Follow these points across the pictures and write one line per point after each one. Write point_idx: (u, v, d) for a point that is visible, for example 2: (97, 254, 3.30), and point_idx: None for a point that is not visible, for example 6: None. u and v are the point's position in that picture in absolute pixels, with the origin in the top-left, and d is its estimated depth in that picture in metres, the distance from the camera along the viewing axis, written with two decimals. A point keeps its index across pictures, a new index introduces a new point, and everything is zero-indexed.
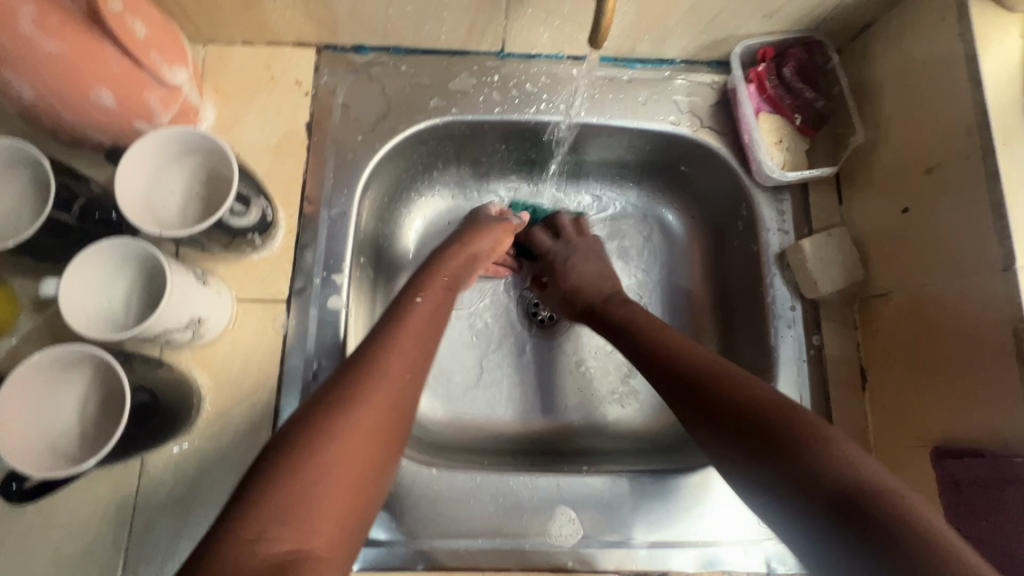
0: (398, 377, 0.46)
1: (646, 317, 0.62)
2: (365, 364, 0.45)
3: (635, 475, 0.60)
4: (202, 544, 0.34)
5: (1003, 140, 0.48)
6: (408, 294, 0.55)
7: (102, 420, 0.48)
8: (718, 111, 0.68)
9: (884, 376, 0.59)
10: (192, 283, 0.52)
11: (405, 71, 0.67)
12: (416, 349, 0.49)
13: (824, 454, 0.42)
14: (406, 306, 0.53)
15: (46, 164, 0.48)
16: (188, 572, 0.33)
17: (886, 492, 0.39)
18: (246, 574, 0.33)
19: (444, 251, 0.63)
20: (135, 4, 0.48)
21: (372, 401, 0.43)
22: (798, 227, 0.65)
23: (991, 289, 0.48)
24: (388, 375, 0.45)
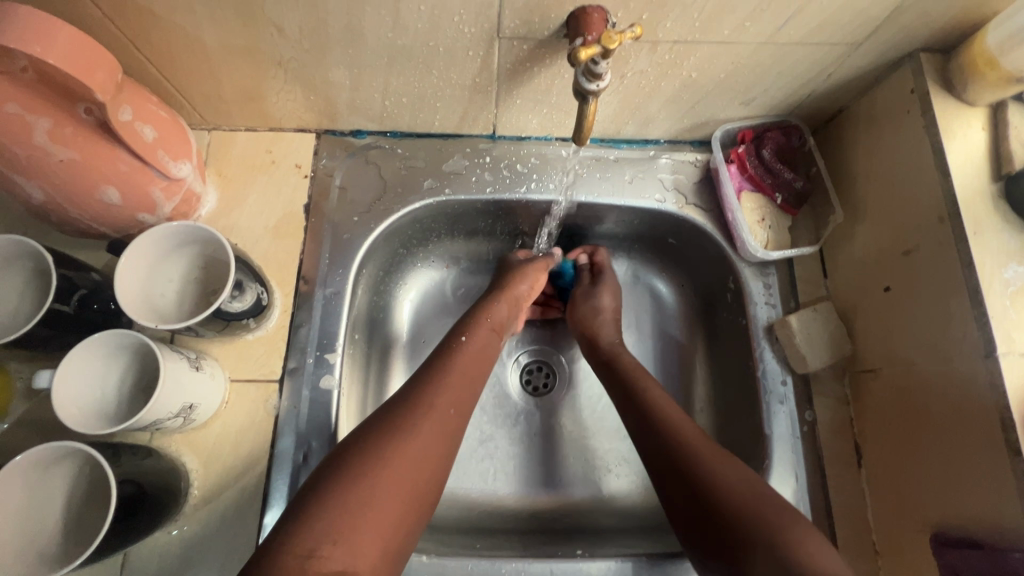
0: (445, 414, 0.50)
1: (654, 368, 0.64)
2: (418, 398, 0.50)
3: (631, 561, 0.59)
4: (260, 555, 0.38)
5: (975, 230, 0.50)
6: (453, 334, 0.59)
7: (87, 514, 0.47)
8: (703, 188, 0.70)
9: (879, 454, 0.58)
10: (186, 369, 0.53)
11: (401, 154, 0.70)
12: (464, 385, 0.54)
13: (789, 541, 0.43)
14: (452, 347, 0.57)
15: (48, 259, 0.49)
16: None
17: None
18: None
19: (489, 297, 0.66)
20: (145, 110, 0.51)
21: (425, 429, 0.48)
22: (785, 301, 0.66)
23: (976, 374, 0.49)
24: (437, 414, 0.50)
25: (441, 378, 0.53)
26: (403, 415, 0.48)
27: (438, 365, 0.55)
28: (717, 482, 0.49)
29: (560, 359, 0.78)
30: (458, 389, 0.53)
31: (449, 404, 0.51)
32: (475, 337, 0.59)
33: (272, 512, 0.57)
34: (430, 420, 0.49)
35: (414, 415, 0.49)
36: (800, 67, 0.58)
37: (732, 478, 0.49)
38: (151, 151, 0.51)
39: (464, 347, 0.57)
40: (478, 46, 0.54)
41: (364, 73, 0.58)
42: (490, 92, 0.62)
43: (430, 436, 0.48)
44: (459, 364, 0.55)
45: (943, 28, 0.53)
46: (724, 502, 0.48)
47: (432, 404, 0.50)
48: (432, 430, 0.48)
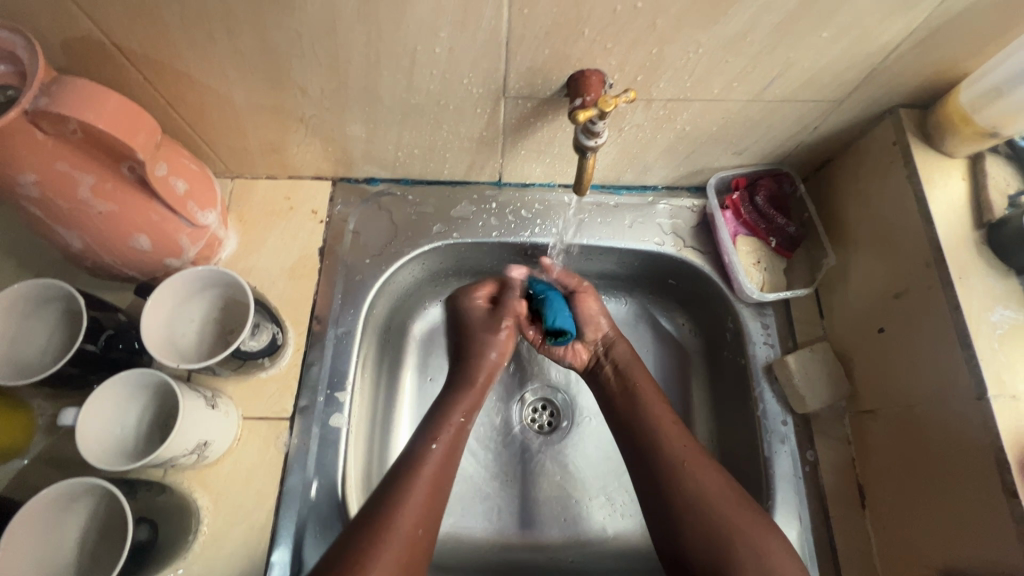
0: (410, 536, 0.50)
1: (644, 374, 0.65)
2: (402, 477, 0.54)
3: None
4: None
5: (960, 275, 0.53)
6: (423, 442, 0.58)
7: (101, 550, 0.48)
8: (700, 231, 0.73)
9: (881, 496, 0.59)
10: (202, 407, 0.55)
11: (412, 200, 0.74)
12: (432, 502, 0.53)
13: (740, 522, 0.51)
14: (423, 457, 0.56)
15: (80, 302, 0.53)
16: None
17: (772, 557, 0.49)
18: None
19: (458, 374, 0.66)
20: (178, 165, 0.56)
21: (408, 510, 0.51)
22: (783, 341, 0.68)
23: (969, 415, 0.50)
24: (405, 532, 0.50)
25: (409, 491, 0.53)
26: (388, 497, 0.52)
27: (410, 470, 0.55)
28: (704, 498, 0.53)
29: (565, 398, 0.79)
30: (432, 502, 0.53)
31: (416, 522, 0.51)
32: (444, 445, 0.58)
33: (280, 552, 0.57)
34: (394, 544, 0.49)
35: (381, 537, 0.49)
36: (787, 121, 0.62)
37: (718, 494, 0.53)
38: (182, 202, 0.55)
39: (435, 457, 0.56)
40: (486, 104, 0.58)
41: (379, 127, 0.63)
42: (496, 144, 0.66)
43: (399, 557, 0.49)
44: (428, 477, 0.55)
45: (919, 86, 0.57)
46: (704, 516, 0.52)
47: (398, 526, 0.50)
48: (400, 551, 0.49)
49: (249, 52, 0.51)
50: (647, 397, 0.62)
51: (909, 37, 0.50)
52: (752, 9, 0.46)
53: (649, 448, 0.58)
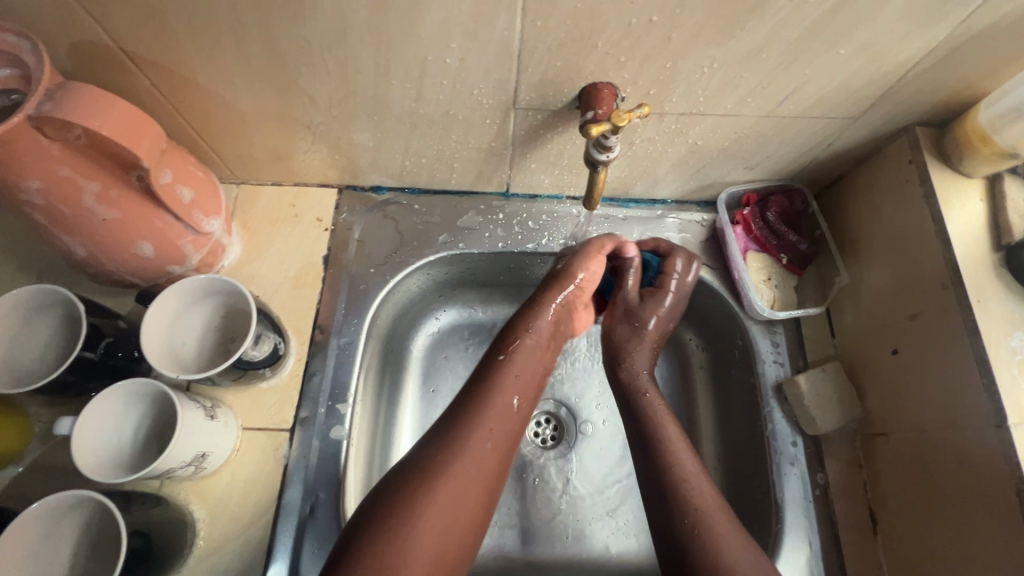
0: (481, 447, 0.52)
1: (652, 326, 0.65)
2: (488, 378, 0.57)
3: None
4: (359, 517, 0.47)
5: (978, 297, 0.51)
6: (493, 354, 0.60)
7: (95, 562, 0.47)
8: (709, 246, 0.72)
9: (892, 522, 0.57)
10: (201, 417, 0.54)
11: (418, 210, 0.73)
12: (507, 411, 0.55)
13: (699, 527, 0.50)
14: (497, 372, 0.57)
15: (80, 308, 0.52)
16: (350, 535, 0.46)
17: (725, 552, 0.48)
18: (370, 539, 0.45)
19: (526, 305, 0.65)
20: (185, 173, 0.55)
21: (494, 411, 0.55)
22: (794, 360, 0.67)
23: (987, 443, 0.49)
24: (478, 443, 0.52)
25: (481, 407, 0.54)
26: (473, 395, 0.56)
27: (481, 388, 0.56)
28: (714, 533, 0.49)
29: (569, 412, 0.77)
30: (503, 423, 0.55)
31: (485, 437, 0.53)
32: (518, 360, 0.59)
33: (276, 566, 0.56)
34: (468, 454, 0.51)
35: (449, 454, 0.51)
36: (800, 137, 0.61)
37: (729, 543, 0.49)
38: (186, 210, 0.55)
39: (512, 371, 0.58)
40: (495, 115, 0.58)
41: (387, 137, 0.62)
42: (504, 155, 0.65)
43: (473, 464, 0.51)
44: (503, 393, 0.56)
45: (936, 106, 0.56)
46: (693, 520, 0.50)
47: (468, 439, 0.52)
48: (473, 461, 0.51)
49: (259, 59, 0.51)
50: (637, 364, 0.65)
51: (927, 56, 0.49)
52: (769, 26, 0.46)
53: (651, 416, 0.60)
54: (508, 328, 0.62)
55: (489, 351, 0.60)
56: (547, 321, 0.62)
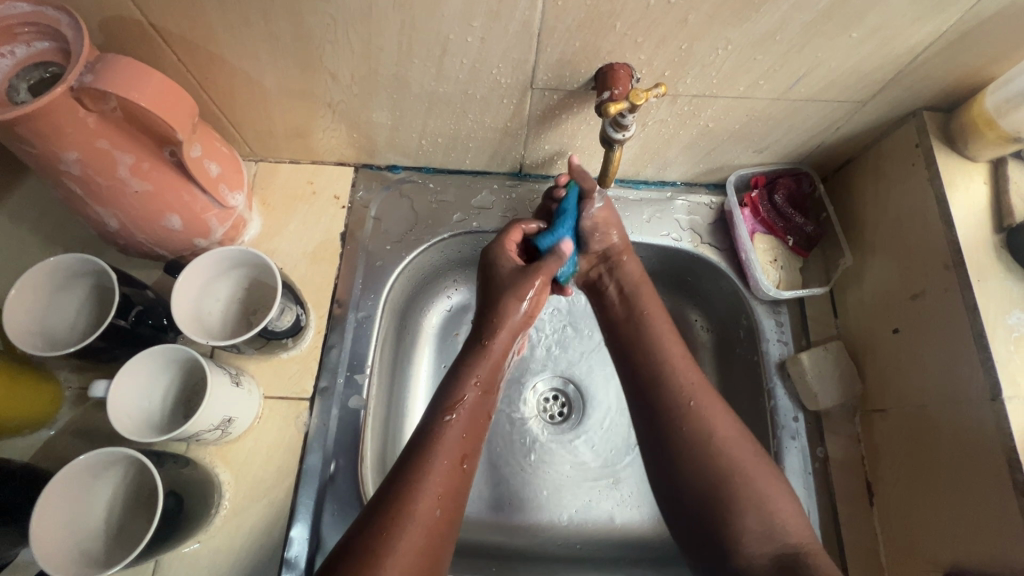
0: (428, 516, 0.47)
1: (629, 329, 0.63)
2: (431, 433, 0.53)
3: None
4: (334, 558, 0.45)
5: (979, 277, 0.53)
6: (437, 414, 0.54)
7: (133, 517, 0.50)
8: (717, 228, 0.74)
9: (888, 494, 0.60)
10: (226, 384, 0.56)
11: (433, 189, 0.75)
12: (450, 476, 0.51)
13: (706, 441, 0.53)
14: (434, 435, 0.52)
15: (113, 277, 0.54)
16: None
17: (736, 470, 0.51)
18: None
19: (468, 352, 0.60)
20: (211, 148, 0.57)
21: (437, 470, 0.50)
22: (797, 339, 0.69)
23: (982, 416, 0.51)
24: (422, 515, 0.47)
25: (418, 474, 0.49)
26: (421, 448, 0.51)
27: (425, 450, 0.51)
28: (718, 442, 0.53)
29: (576, 389, 0.80)
30: (448, 485, 0.50)
31: (432, 503, 0.48)
32: (462, 419, 0.54)
33: (299, 528, 0.59)
34: (412, 527, 0.46)
35: (389, 529, 0.45)
36: (810, 120, 0.62)
37: (733, 443, 0.53)
38: (212, 184, 0.57)
39: (450, 434, 0.53)
40: (513, 95, 0.59)
41: (405, 116, 0.64)
42: (519, 135, 0.67)
43: (420, 534, 0.46)
44: (440, 460, 0.51)
45: (944, 90, 0.57)
46: (699, 491, 0.52)
47: (415, 504, 0.47)
48: (420, 535, 0.46)
49: (284, 37, 0.52)
50: (654, 323, 0.63)
51: (936, 41, 0.51)
52: (784, 9, 0.47)
53: (661, 422, 0.56)
54: (451, 380, 0.57)
55: (432, 413, 0.54)
56: (486, 370, 0.58)
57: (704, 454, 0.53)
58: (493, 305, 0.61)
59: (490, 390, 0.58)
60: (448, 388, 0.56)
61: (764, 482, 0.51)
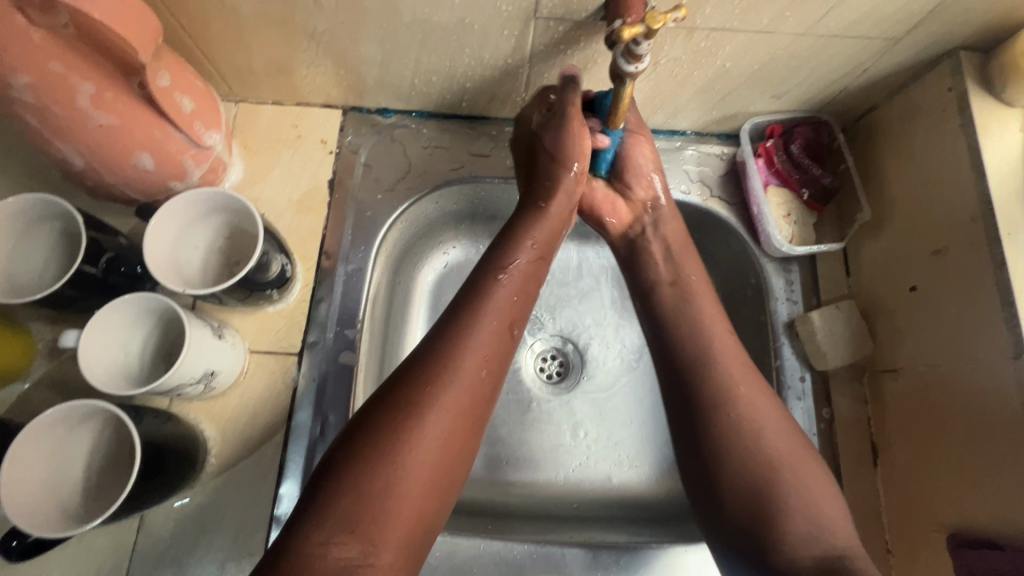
0: (476, 372, 0.47)
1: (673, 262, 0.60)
2: (478, 292, 0.51)
3: (621, 552, 0.58)
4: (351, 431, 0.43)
5: (1009, 230, 0.50)
6: (492, 272, 0.53)
7: (111, 473, 0.48)
8: (727, 181, 0.70)
9: (897, 456, 0.58)
10: (208, 336, 0.53)
11: (427, 134, 0.70)
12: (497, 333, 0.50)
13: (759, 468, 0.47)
14: (487, 292, 0.52)
15: (79, 220, 0.50)
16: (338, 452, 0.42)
17: (785, 499, 0.46)
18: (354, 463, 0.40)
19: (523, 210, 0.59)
20: (184, 81, 0.52)
21: (483, 331, 0.49)
22: (807, 298, 0.66)
23: (1003, 376, 0.49)
24: (465, 375, 0.46)
25: (459, 344, 0.47)
26: (468, 310, 0.50)
27: (474, 310, 0.50)
28: (777, 470, 0.47)
29: (575, 348, 0.77)
30: (494, 343, 0.49)
31: (478, 363, 0.47)
32: (514, 280, 0.53)
33: (288, 484, 0.56)
34: (450, 388, 0.45)
35: (422, 392, 0.44)
36: (836, 61, 0.57)
37: (772, 431, 0.49)
38: (187, 121, 0.52)
39: (502, 292, 0.52)
40: (514, 26, 0.54)
41: (396, 50, 0.58)
42: (521, 74, 0.61)
43: (457, 403, 0.45)
44: (494, 312, 0.51)
45: (985, 27, 0.52)
46: (743, 507, 0.46)
47: (461, 367, 0.46)
48: (461, 394, 0.45)
49: None
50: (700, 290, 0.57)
51: None
52: None
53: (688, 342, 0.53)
54: (505, 242, 0.56)
55: (481, 272, 0.53)
56: (542, 233, 0.58)
57: (755, 477, 0.47)
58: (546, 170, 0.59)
59: (542, 260, 0.57)
60: (502, 249, 0.55)
61: (825, 503, 0.46)
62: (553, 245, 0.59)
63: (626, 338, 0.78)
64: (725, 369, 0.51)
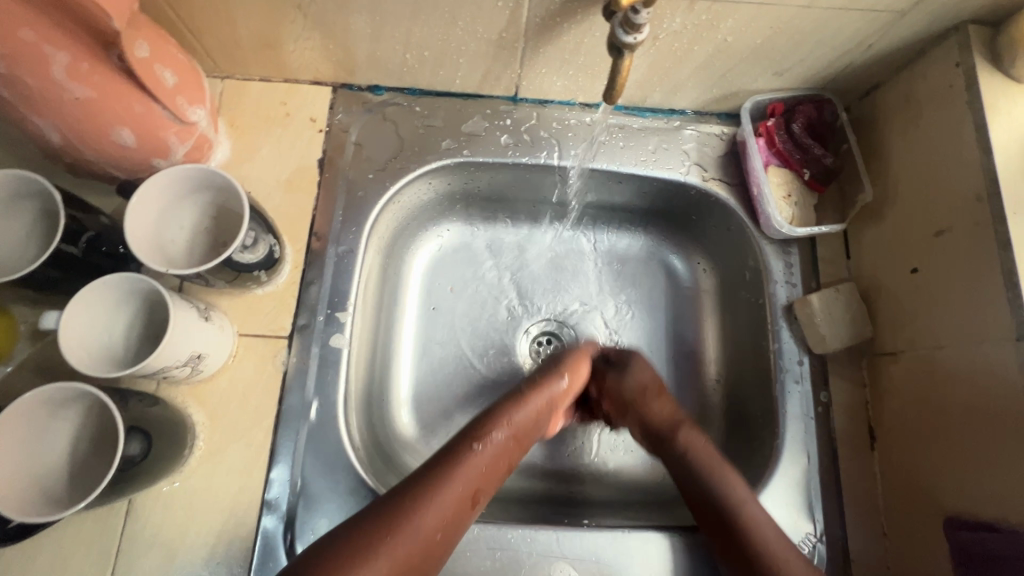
0: (428, 537, 0.46)
1: (700, 462, 0.57)
2: (458, 459, 0.51)
3: (619, 535, 0.57)
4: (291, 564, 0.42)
5: (1013, 209, 0.48)
6: (466, 441, 0.53)
7: (93, 456, 0.46)
8: (727, 162, 0.69)
9: (894, 439, 0.58)
10: (194, 319, 0.52)
11: (419, 112, 0.68)
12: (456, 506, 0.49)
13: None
14: (461, 456, 0.52)
15: (57, 197, 0.48)
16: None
17: None
18: None
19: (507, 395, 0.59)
20: (164, 52, 0.50)
21: (450, 495, 0.49)
22: (806, 281, 0.65)
23: (1004, 358, 0.47)
24: (418, 534, 0.46)
25: (423, 504, 0.47)
26: (444, 471, 0.50)
27: (444, 475, 0.50)
28: None
29: (571, 333, 0.76)
30: (450, 513, 0.48)
31: (432, 526, 0.47)
32: (491, 452, 0.53)
33: (279, 469, 0.56)
34: (400, 542, 0.45)
35: (374, 546, 0.44)
36: (839, 35, 0.56)
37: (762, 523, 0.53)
38: (169, 95, 0.50)
39: (475, 460, 0.52)
40: None
41: (385, 22, 0.56)
42: (515, 49, 0.60)
43: (400, 564, 0.44)
44: (464, 479, 0.50)
45: None
46: None
47: (415, 527, 0.46)
48: (401, 556, 0.45)
49: None
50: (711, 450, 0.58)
51: None
52: None
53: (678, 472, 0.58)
54: (487, 415, 0.56)
55: (462, 436, 0.54)
56: (527, 416, 0.57)
57: None
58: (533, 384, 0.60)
59: (523, 443, 0.57)
60: (488, 416, 0.56)
61: None
62: (532, 429, 0.58)
63: (623, 322, 0.77)
64: (732, 484, 0.55)
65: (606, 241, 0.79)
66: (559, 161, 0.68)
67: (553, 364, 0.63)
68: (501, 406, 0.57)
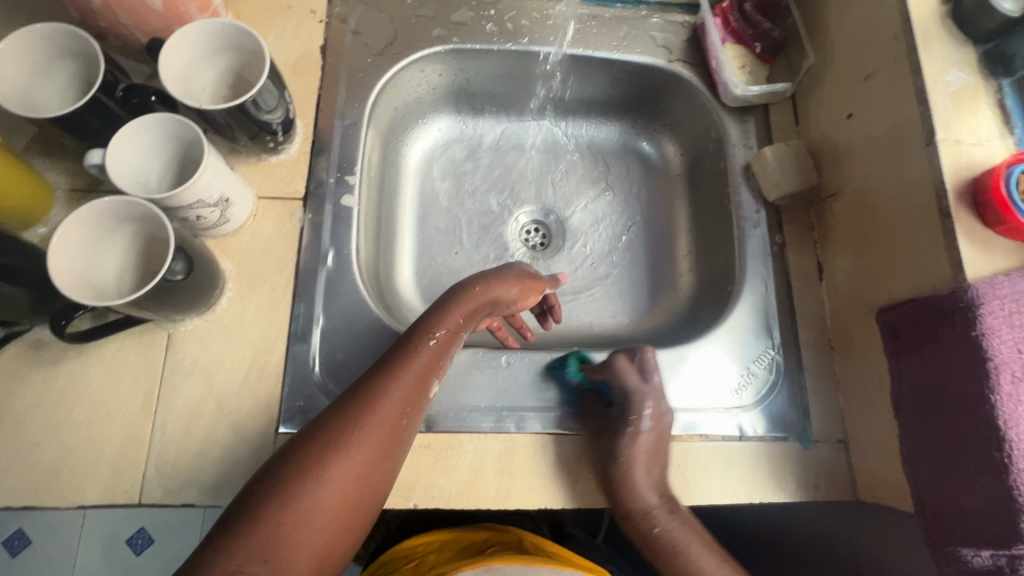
0: (393, 423, 0.48)
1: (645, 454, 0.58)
2: (408, 351, 0.51)
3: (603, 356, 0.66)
4: (267, 467, 0.45)
5: (924, 41, 0.57)
6: (420, 335, 0.52)
7: (140, 271, 0.53)
8: (689, 45, 0.77)
9: (836, 265, 0.67)
10: (222, 164, 0.57)
11: (410, 4, 0.75)
12: (414, 397, 0.50)
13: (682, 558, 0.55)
14: (414, 352, 0.51)
15: (93, 46, 0.53)
16: (251, 487, 0.44)
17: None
18: (254, 505, 0.42)
19: (458, 290, 0.57)
20: None
21: (406, 384, 0.49)
22: (761, 144, 0.74)
23: (919, 162, 0.56)
24: (385, 423, 0.47)
25: (383, 394, 0.48)
26: (398, 363, 0.50)
27: (399, 370, 0.50)
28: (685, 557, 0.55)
29: (556, 219, 0.84)
30: (408, 401, 0.49)
31: (396, 412, 0.48)
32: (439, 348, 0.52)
33: (301, 309, 0.63)
34: (367, 434, 0.46)
35: (342, 440, 0.45)
36: None
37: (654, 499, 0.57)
38: None
39: (430, 355, 0.52)
40: None
41: None
42: None
43: (372, 450, 0.46)
44: (421, 369, 0.51)
45: None
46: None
47: (378, 415, 0.47)
48: (370, 449, 0.46)
49: None
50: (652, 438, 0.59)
51: None
52: None
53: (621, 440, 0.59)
54: (433, 312, 0.55)
55: (412, 333, 0.52)
56: (473, 316, 0.57)
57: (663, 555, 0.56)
58: (481, 291, 0.58)
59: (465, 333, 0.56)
60: (436, 314, 0.54)
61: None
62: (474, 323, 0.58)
63: (604, 206, 0.85)
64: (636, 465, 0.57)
65: (583, 134, 0.87)
66: (542, 48, 0.75)
67: (509, 271, 0.61)
68: (452, 307, 0.55)
